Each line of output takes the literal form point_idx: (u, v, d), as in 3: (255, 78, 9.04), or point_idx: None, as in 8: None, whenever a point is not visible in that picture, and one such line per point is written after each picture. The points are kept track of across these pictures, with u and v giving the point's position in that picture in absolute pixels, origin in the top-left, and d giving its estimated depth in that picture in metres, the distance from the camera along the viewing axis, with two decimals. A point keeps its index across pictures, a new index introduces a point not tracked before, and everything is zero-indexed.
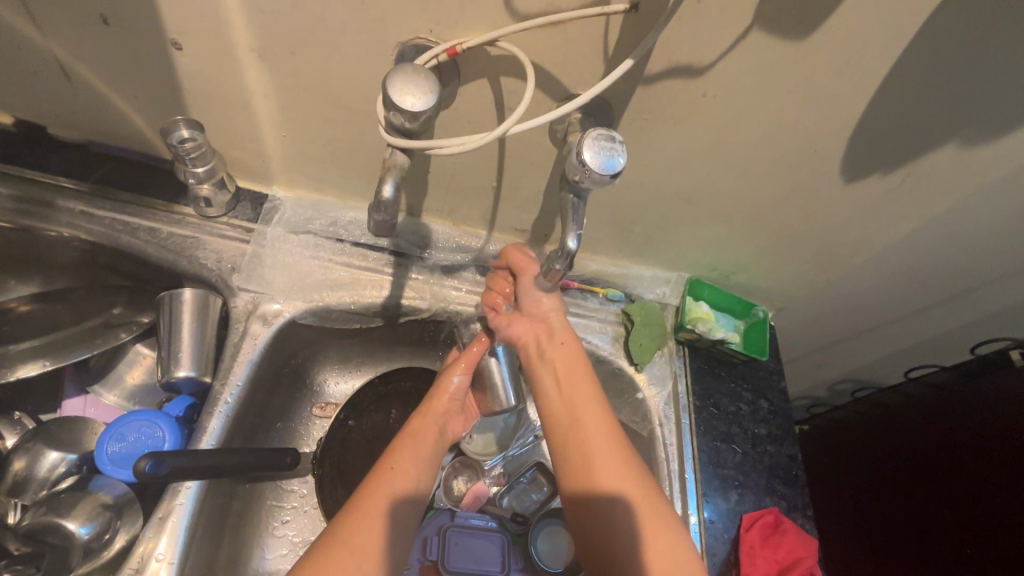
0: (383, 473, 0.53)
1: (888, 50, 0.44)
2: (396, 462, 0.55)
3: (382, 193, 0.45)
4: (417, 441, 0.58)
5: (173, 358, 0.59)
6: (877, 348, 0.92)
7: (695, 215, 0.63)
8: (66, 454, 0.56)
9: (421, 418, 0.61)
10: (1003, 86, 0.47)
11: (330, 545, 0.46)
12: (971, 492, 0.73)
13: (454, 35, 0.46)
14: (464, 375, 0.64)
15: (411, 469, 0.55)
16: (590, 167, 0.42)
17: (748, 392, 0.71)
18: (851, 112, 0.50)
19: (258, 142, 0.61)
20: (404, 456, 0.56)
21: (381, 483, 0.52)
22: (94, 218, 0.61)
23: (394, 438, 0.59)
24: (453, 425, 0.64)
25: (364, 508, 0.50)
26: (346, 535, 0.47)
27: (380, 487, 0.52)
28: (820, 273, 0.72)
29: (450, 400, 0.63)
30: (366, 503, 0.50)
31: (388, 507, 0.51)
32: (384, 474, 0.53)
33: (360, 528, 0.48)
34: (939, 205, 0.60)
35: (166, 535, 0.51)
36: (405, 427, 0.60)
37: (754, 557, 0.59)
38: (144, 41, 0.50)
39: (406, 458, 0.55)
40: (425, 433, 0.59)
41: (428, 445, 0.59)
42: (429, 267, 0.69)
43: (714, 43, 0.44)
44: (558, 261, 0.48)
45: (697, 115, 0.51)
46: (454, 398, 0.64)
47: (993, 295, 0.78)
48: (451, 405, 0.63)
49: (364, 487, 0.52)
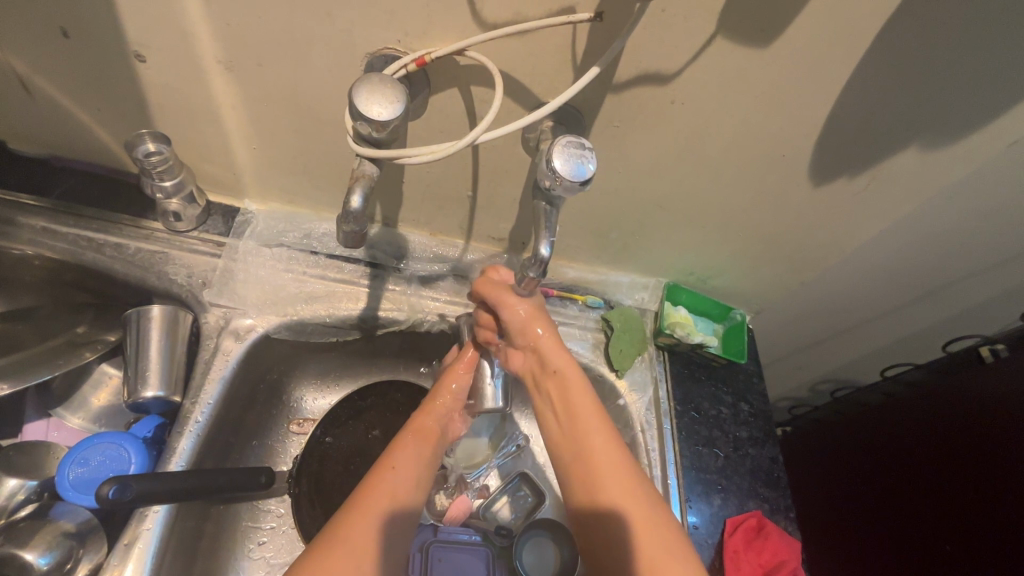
0: (384, 473, 0.53)
1: (849, 56, 0.46)
2: (396, 461, 0.55)
3: (350, 203, 0.44)
4: (419, 440, 0.58)
5: (140, 378, 0.57)
6: (854, 348, 0.93)
7: (671, 221, 0.64)
8: (25, 481, 0.54)
9: (424, 416, 0.61)
10: (957, 89, 0.49)
11: (324, 544, 0.46)
12: (954, 493, 0.73)
13: (423, 45, 0.46)
14: (464, 376, 0.64)
15: (412, 470, 0.55)
16: (561, 175, 0.42)
17: (729, 395, 0.71)
18: (815, 118, 0.51)
19: (228, 155, 0.60)
20: (405, 454, 0.56)
21: (380, 483, 0.52)
22: (58, 235, 0.59)
23: (395, 436, 0.59)
24: (454, 424, 0.64)
25: (362, 505, 0.50)
26: (344, 532, 0.47)
27: (378, 487, 0.52)
28: (795, 274, 0.72)
29: (453, 400, 0.63)
30: (363, 501, 0.50)
31: (390, 504, 0.51)
32: (383, 472, 0.53)
33: (356, 525, 0.48)
34: (904, 206, 0.62)
35: (133, 561, 0.49)
36: (408, 424, 0.60)
37: (737, 562, 0.59)
38: (106, 53, 0.49)
39: (407, 456, 0.56)
40: (427, 433, 0.59)
41: (430, 444, 0.59)
42: (406, 277, 0.68)
43: (679, 53, 0.45)
44: (533, 268, 0.48)
45: (667, 122, 0.51)
46: (456, 398, 0.63)
47: (961, 292, 0.80)
48: (454, 405, 0.63)
49: (363, 487, 0.52)
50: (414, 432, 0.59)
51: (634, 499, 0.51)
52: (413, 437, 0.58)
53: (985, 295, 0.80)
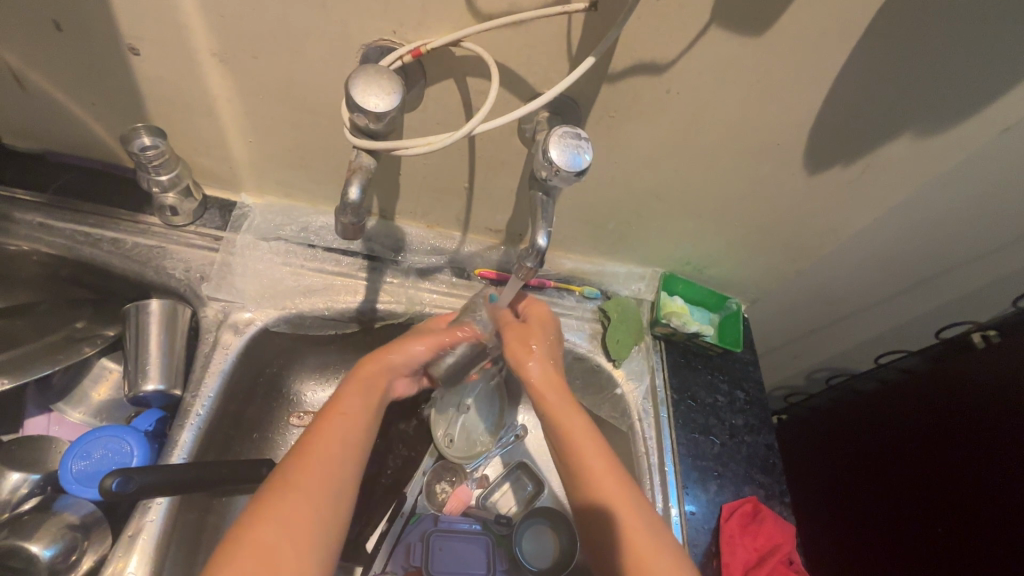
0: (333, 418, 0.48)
1: (842, 45, 0.46)
2: (346, 407, 0.50)
3: (348, 195, 0.44)
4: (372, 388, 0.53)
5: (141, 371, 0.57)
6: (849, 336, 0.94)
7: (666, 211, 0.64)
8: (28, 475, 0.54)
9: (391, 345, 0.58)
10: (948, 77, 0.49)
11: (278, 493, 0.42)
12: (951, 479, 0.74)
13: (418, 36, 0.46)
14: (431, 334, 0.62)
15: (363, 416, 0.50)
16: (558, 164, 0.42)
17: (725, 383, 0.72)
18: (808, 107, 0.51)
19: (224, 148, 0.59)
20: (359, 399, 0.51)
21: (329, 426, 0.47)
22: (55, 231, 0.59)
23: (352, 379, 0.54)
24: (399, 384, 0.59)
25: (312, 447, 0.46)
26: (297, 480, 0.43)
27: (330, 429, 0.47)
28: (790, 263, 0.73)
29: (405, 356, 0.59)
30: (315, 445, 0.46)
31: (343, 451, 0.47)
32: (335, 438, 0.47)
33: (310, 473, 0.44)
34: (897, 194, 0.62)
35: (137, 553, 0.50)
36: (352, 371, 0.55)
37: (733, 546, 0.60)
38: (101, 47, 0.48)
39: (363, 405, 0.51)
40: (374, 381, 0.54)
41: (381, 389, 0.54)
42: (404, 270, 0.69)
43: (674, 42, 0.45)
44: (529, 259, 0.48)
45: (663, 111, 0.51)
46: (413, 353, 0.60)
47: (954, 279, 0.81)
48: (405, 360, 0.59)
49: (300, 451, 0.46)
50: (364, 380, 0.54)
51: (625, 496, 0.51)
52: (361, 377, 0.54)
53: (977, 283, 0.81)
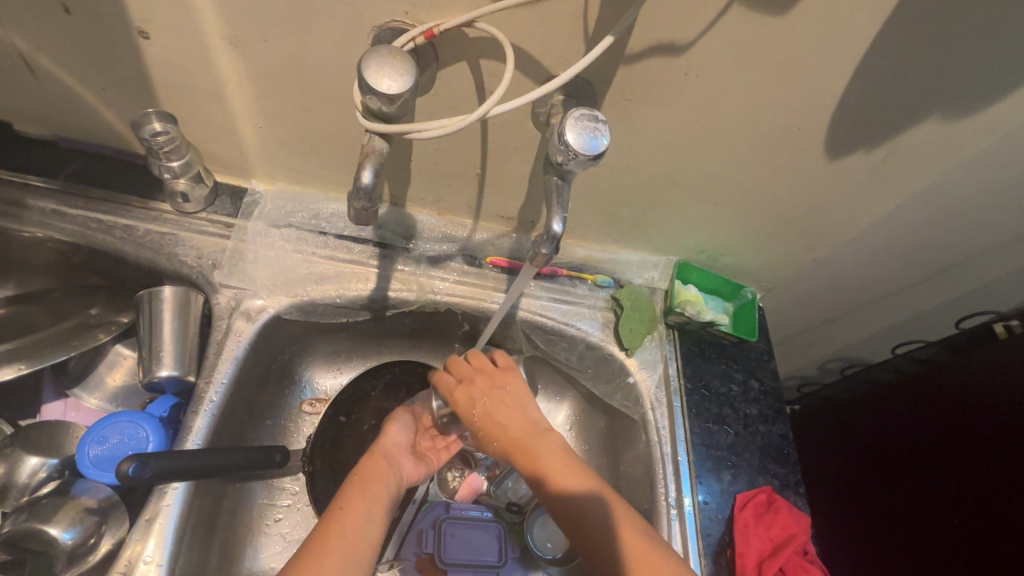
0: (333, 518, 0.48)
1: (871, 22, 0.44)
2: (346, 502, 0.50)
3: (361, 179, 0.44)
4: (367, 481, 0.53)
5: (155, 358, 0.58)
6: (865, 325, 0.93)
7: (683, 198, 0.63)
8: (46, 459, 0.55)
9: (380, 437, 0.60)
10: (980, 57, 0.47)
11: None
12: (974, 474, 0.72)
13: (431, 17, 0.45)
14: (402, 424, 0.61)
15: (364, 510, 0.50)
16: (574, 148, 0.41)
17: (738, 372, 0.71)
18: (831, 91, 0.50)
19: (235, 133, 0.59)
20: (358, 496, 0.51)
21: (333, 525, 0.47)
22: (67, 218, 0.59)
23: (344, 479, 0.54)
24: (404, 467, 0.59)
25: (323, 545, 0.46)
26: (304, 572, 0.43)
27: (332, 532, 0.47)
28: (808, 251, 0.72)
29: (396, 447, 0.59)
30: (320, 544, 0.46)
31: (349, 548, 0.46)
32: (340, 525, 0.48)
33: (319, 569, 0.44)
34: (921, 180, 0.61)
35: (154, 537, 0.50)
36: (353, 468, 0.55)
37: (747, 536, 0.59)
38: (109, 30, 0.48)
39: (363, 500, 0.51)
40: (372, 471, 0.55)
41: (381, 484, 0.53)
42: (415, 258, 0.68)
43: (694, 21, 0.44)
44: (544, 245, 0.47)
45: (681, 93, 0.50)
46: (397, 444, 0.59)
47: (976, 268, 0.79)
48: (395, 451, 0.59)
49: (312, 537, 0.47)
50: (361, 473, 0.54)
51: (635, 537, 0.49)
52: (356, 471, 0.54)
53: (1000, 271, 0.79)
